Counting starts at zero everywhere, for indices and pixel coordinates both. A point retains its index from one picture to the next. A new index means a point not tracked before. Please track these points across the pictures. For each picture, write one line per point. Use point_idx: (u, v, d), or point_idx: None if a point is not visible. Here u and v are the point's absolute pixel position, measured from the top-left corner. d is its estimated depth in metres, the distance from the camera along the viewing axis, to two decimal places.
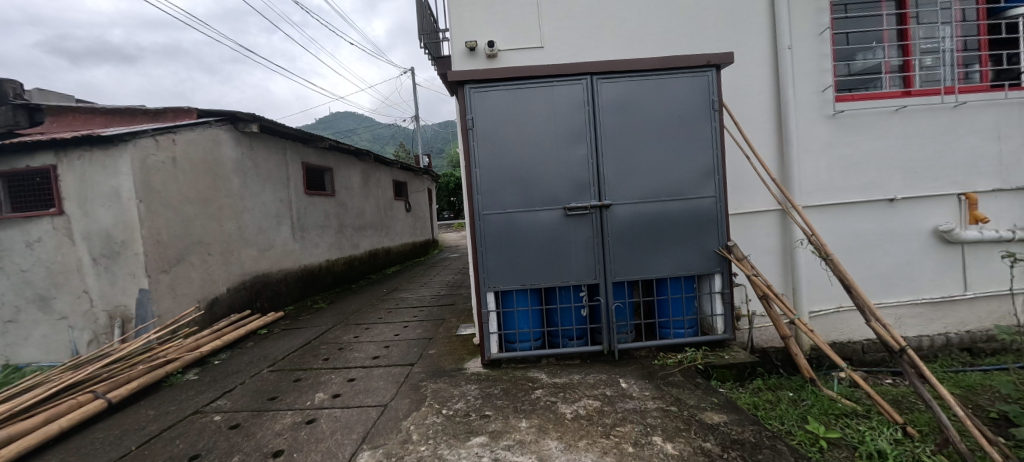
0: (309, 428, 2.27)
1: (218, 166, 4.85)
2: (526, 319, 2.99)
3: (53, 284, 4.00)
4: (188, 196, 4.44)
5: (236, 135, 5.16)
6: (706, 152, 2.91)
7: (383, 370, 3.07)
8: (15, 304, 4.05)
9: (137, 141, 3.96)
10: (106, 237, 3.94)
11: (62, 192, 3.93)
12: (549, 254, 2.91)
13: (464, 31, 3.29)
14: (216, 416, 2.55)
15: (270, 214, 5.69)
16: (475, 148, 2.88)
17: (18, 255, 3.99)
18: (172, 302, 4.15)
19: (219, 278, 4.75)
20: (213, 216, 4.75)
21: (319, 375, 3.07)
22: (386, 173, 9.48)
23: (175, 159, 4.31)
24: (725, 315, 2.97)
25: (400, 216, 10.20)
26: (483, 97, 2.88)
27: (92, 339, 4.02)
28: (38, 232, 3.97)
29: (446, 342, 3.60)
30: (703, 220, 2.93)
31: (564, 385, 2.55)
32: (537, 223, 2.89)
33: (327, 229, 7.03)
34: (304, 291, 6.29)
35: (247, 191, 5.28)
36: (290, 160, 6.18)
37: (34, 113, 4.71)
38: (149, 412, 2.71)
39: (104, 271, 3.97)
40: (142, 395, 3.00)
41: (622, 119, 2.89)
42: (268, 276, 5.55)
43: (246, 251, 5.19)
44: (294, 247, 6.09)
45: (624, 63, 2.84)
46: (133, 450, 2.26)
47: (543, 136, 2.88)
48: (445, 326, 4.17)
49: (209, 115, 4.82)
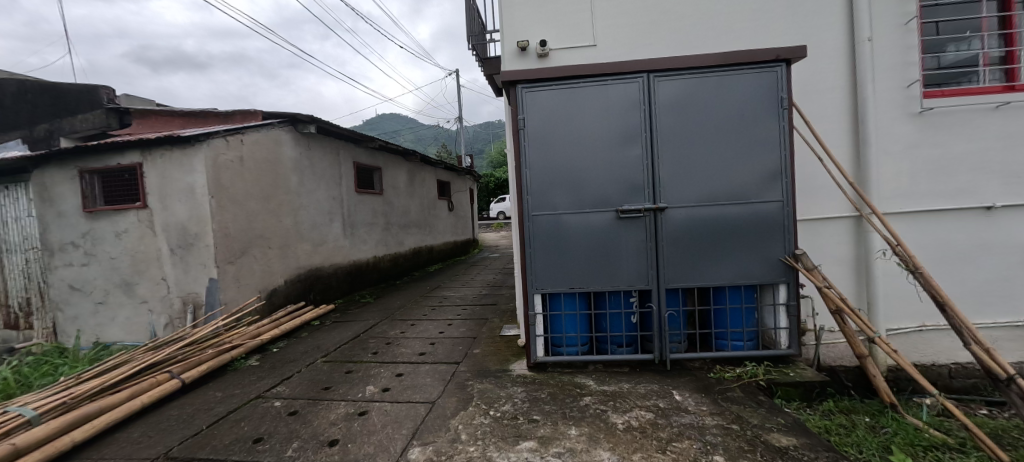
0: (361, 420, 2.33)
1: (278, 164, 5.13)
2: (574, 323, 2.92)
3: (136, 272, 4.40)
4: (251, 192, 4.74)
5: (295, 135, 5.45)
6: (771, 153, 2.71)
7: (429, 366, 3.11)
8: (104, 288, 4.48)
9: (211, 142, 4.28)
10: (181, 229, 4.29)
11: (146, 188, 4.31)
12: (598, 257, 2.83)
13: (516, 32, 3.29)
14: (276, 402, 2.68)
15: (323, 211, 5.96)
16: (525, 148, 2.86)
17: (108, 243, 4.43)
18: (237, 292, 4.45)
19: (277, 271, 5.03)
20: (273, 211, 5.03)
21: (369, 368, 3.15)
22: (430, 173, 9.69)
23: (242, 157, 4.63)
24: (790, 329, 2.76)
25: (443, 215, 10.41)
26: (534, 96, 2.85)
27: (167, 322, 4.38)
28: (125, 224, 4.39)
29: (490, 343, 3.60)
30: (767, 225, 2.73)
31: (613, 394, 2.45)
32: (588, 226, 2.82)
33: (375, 226, 7.27)
34: (352, 286, 6.55)
35: (304, 189, 5.56)
36: (342, 160, 6.45)
37: (123, 115, 5.28)
38: (216, 394, 2.90)
39: (179, 260, 4.31)
40: (210, 378, 3.22)
41: (679, 119, 2.76)
42: (321, 270, 5.81)
43: (301, 245, 5.46)
44: (343, 243, 6.34)
45: (682, 60, 2.72)
46: (205, 428, 2.42)
47: (594, 136, 2.81)
48: (488, 326, 4.17)
49: (271, 116, 5.14)
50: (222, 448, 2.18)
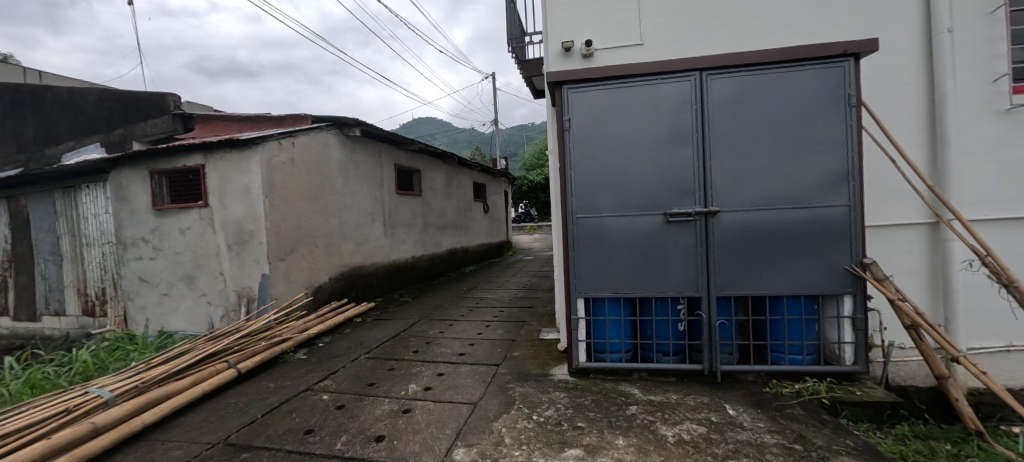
0: (405, 418, 2.36)
1: (325, 166, 5.35)
2: (618, 329, 2.84)
3: (197, 266, 4.70)
4: (301, 193, 4.96)
5: (342, 138, 5.67)
6: (836, 154, 2.53)
7: (469, 367, 3.12)
8: (169, 280, 4.82)
9: (266, 144, 4.52)
10: (238, 227, 4.54)
11: (208, 188, 4.60)
12: (644, 261, 2.74)
13: (561, 32, 3.25)
14: (324, 395, 2.77)
15: (366, 211, 6.14)
16: (569, 149, 2.82)
17: (174, 239, 4.76)
18: (286, 288, 4.66)
19: (323, 269, 5.23)
20: (320, 211, 5.24)
21: (410, 366, 3.20)
22: (467, 175, 9.80)
23: (293, 159, 4.86)
24: (855, 344, 2.55)
25: (478, 217, 10.50)
26: (580, 97, 2.81)
27: (224, 314, 4.65)
28: (188, 221, 4.70)
29: (529, 346, 3.56)
30: (831, 232, 2.54)
31: (661, 404, 2.36)
32: (633, 230, 2.74)
33: (413, 227, 7.43)
34: (391, 285, 6.70)
35: (348, 190, 5.76)
36: (385, 162, 6.63)
37: (188, 121, 5.72)
38: (269, 385, 3.04)
39: (235, 256, 4.57)
40: (263, 369, 3.39)
41: (733, 118, 2.63)
42: (362, 268, 6.00)
43: (345, 244, 5.65)
44: (384, 243, 6.51)
45: (737, 57, 2.59)
46: (260, 417, 2.53)
47: (642, 137, 2.73)
48: (526, 329, 4.14)
49: (320, 120, 5.37)
50: (276, 438, 2.27)
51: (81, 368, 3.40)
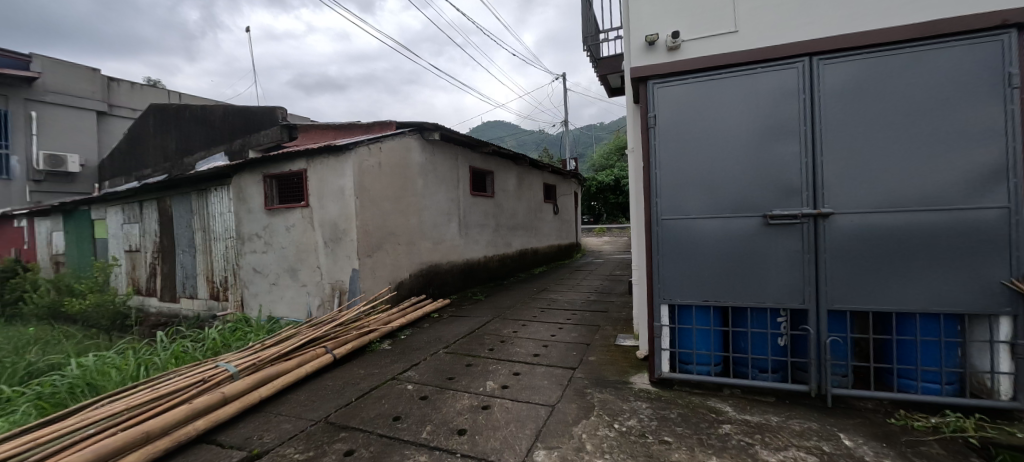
0: (485, 414, 2.41)
1: (408, 169, 5.69)
2: (707, 339, 2.64)
3: (299, 260, 5.25)
4: (386, 194, 5.32)
5: (422, 142, 5.99)
6: (990, 145, 2.10)
7: (544, 369, 3.11)
8: (277, 272, 5.44)
9: (357, 150, 4.92)
10: (333, 226, 4.99)
11: (309, 190, 5.13)
12: (739, 267, 2.51)
13: (642, 27, 2.82)
14: (409, 385, 2.93)
15: (443, 212, 6.42)
16: (654, 147, 2.68)
17: (281, 235, 5.37)
18: (372, 282, 5.03)
19: (404, 265, 5.56)
20: (402, 211, 5.58)
21: (487, 364, 3.27)
22: (538, 177, 9.83)
23: (380, 163, 5.24)
24: (1016, 376, 2.11)
25: (548, 218, 10.49)
26: (667, 92, 2.68)
27: (320, 304, 5.13)
28: (293, 220, 5.27)
29: (606, 351, 3.46)
30: (983, 238, 2.11)
31: (759, 426, 2.14)
32: (726, 232, 2.53)
33: (486, 227, 7.61)
34: (464, 283, 6.93)
35: (427, 191, 6.06)
36: (460, 164, 6.88)
37: (292, 130, 6.42)
38: (360, 371, 3.29)
39: (330, 252, 5.03)
40: (354, 355, 3.70)
41: (849, 108, 2.32)
42: (439, 266, 6.27)
43: (424, 243, 5.95)
44: (459, 243, 6.75)
45: (856, 38, 2.30)
46: (354, 400, 2.75)
47: (737, 131, 2.51)
48: (601, 334, 4.02)
49: (404, 126, 5.73)
50: (368, 421, 2.43)
51: (211, 344, 3.95)
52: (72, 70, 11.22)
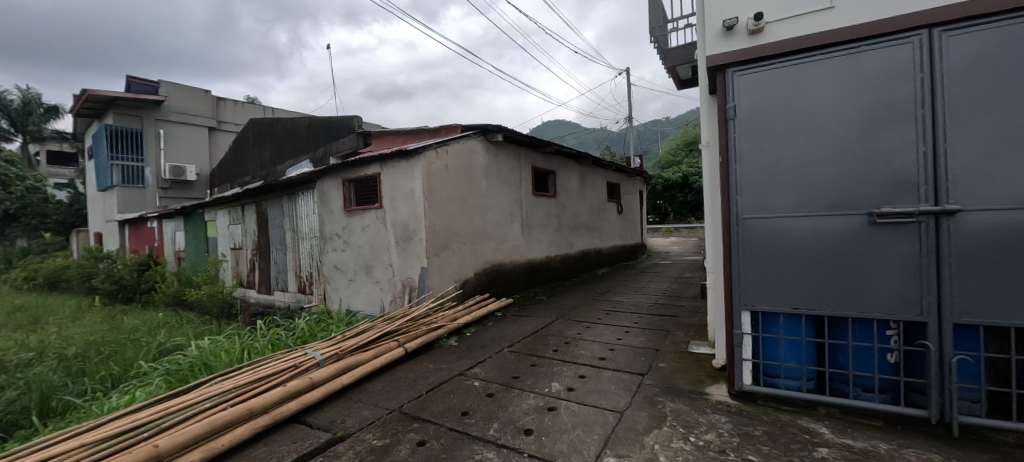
0: (551, 415, 2.39)
1: (472, 170, 5.84)
2: (797, 351, 2.39)
3: (374, 258, 5.62)
4: (452, 196, 5.51)
5: (486, 144, 6.12)
6: None
7: (611, 373, 3.02)
8: (354, 269, 5.87)
9: (426, 153, 5.14)
10: (404, 226, 5.28)
11: (382, 192, 5.46)
12: (836, 271, 2.24)
13: (720, 10, 2.62)
14: (476, 382, 3.00)
15: (506, 212, 6.50)
16: (734, 140, 2.48)
17: (358, 235, 5.79)
18: (439, 280, 5.23)
19: (469, 264, 5.72)
20: (467, 211, 5.74)
21: (552, 365, 3.24)
22: (601, 175, 9.58)
23: (447, 165, 5.43)
24: None
25: (611, 217, 10.19)
26: (749, 79, 2.47)
27: (392, 299, 5.44)
28: (368, 220, 5.65)
29: (677, 358, 3.27)
30: None
31: (864, 453, 1.89)
32: (820, 232, 2.27)
33: (548, 227, 7.58)
34: (527, 282, 6.96)
35: (491, 192, 6.17)
36: (523, 165, 6.92)
37: (367, 137, 6.90)
38: (429, 365, 3.44)
39: (402, 250, 5.31)
40: (424, 350, 3.87)
41: (983, 85, 1.96)
42: (502, 265, 6.36)
43: (488, 242, 6.07)
44: (521, 242, 6.80)
45: (992, 3, 1.93)
46: (425, 393, 2.87)
47: (835, 120, 2.24)
48: (671, 339, 3.81)
49: (468, 128, 5.89)
50: (438, 414, 2.53)
51: (300, 333, 4.36)
52: (189, 93, 13.04)
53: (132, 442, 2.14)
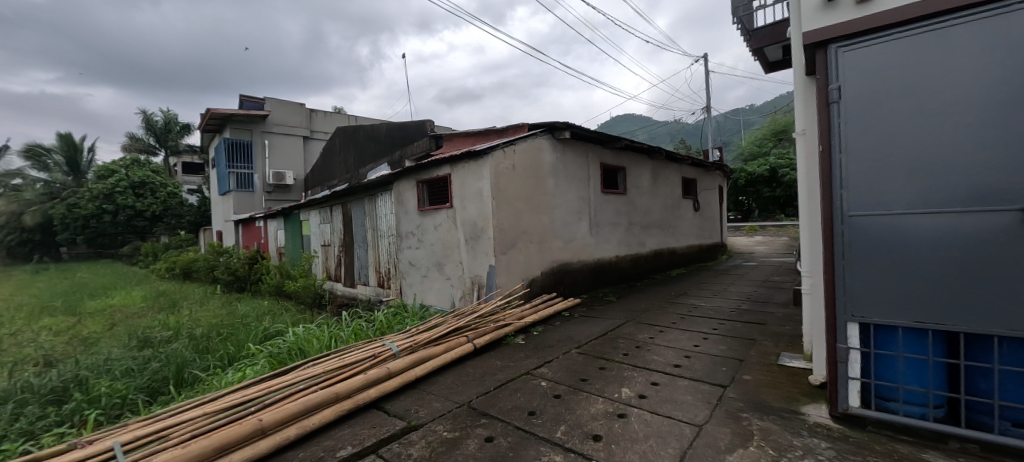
0: (621, 423, 2.29)
1: (539, 169, 5.82)
2: (920, 372, 2.04)
3: (445, 256, 5.85)
4: (519, 194, 5.54)
5: (553, 142, 6.06)
6: None
7: (688, 382, 2.82)
8: (427, 265, 6.17)
9: (494, 153, 5.23)
10: (473, 225, 5.42)
11: (453, 192, 5.66)
12: (977, 280, 1.85)
13: None
14: (543, 382, 2.98)
15: (573, 210, 6.39)
16: (838, 126, 2.18)
17: (430, 233, 6.07)
18: (507, 278, 5.29)
19: (536, 263, 5.72)
20: (534, 210, 5.74)
21: (622, 369, 3.11)
22: (675, 171, 9.03)
23: (514, 164, 5.47)
24: None
25: (687, 215, 9.57)
26: (857, 55, 2.14)
27: (462, 295, 5.63)
28: (439, 220, 5.90)
29: (765, 371, 2.96)
30: None
31: None
32: (954, 232, 1.89)
33: (618, 226, 7.32)
34: (595, 283, 6.79)
35: (558, 190, 6.10)
36: (591, 162, 6.75)
37: (438, 140, 7.20)
38: (497, 362, 3.50)
39: (471, 249, 5.47)
40: (491, 347, 3.95)
41: None
42: (569, 265, 6.27)
43: (555, 241, 6.02)
44: (589, 241, 6.64)
45: None
46: (493, 389, 2.91)
47: (976, 96, 1.85)
48: (758, 350, 3.46)
49: (535, 127, 5.88)
50: (506, 412, 2.55)
51: (379, 325, 4.69)
52: (287, 106, 14.66)
53: (243, 414, 2.45)
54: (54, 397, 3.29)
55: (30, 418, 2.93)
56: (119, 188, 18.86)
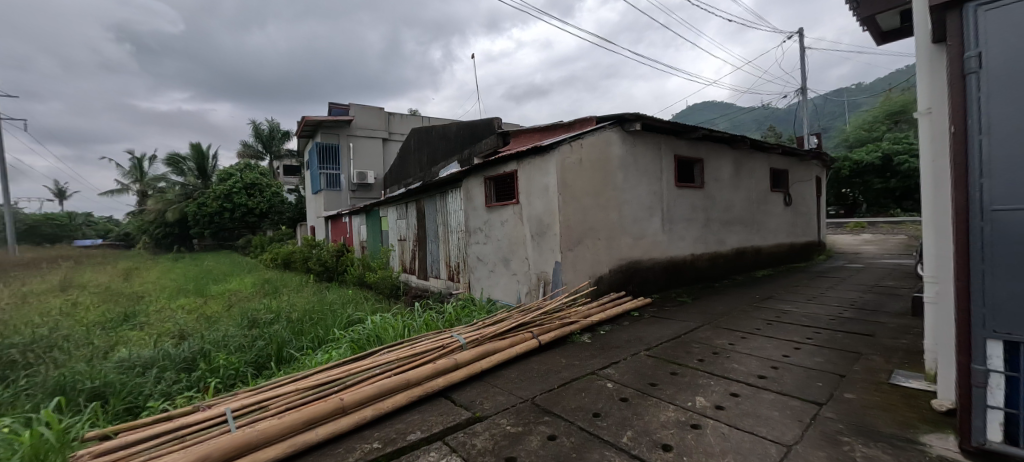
0: (695, 434, 2.13)
1: (607, 163, 5.62)
2: None
3: (511, 251, 5.92)
4: (587, 190, 5.41)
5: (622, 134, 5.82)
6: None
7: (774, 396, 2.54)
8: (494, 260, 6.28)
9: (560, 148, 5.15)
10: (539, 221, 5.40)
11: (519, 188, 5.69)
12: None
13: None
14: (609, 383, 2.88)
15: (644, 206, 6.09)
16: (977, 101, 1.79)
17: (497, 229, 6.17)
18: (573, 275, 5.21)
19: (604, 260, 5.55)
20: (602, 206, 5.57)
21: (696, 376, 2.90)
22: (762, 162, 8.20)
23: (581, 159, 5.35)
24: None
25: (776, 211, 8.65)
26: (1005, 14, 1.73)
27: (528, 291, 5.65)
28: (506, 216, 5.97)
29: (873, 390, 2.57)
30: None
31: None
32: None
33: (694, 222, 6.84)
34: (668, 282, 6.42)
35: (628, 184, 5.85)
36: (664, 154, 6.37)
37: (505, 136, 7.28)
38: (561, 360, 3.45)
39: (537, 244, 5.46)
40: (556, 344, 3.91)
41: None
42: (640, 263, 6.00)
43: (624, 238, 5.80)
44: (662, 239, 6.29)
45: None
46: (557, 387, 2.88)
47: None
48: (863, 365, 3.02)
49: (604, 119, 5.68)
50: (569, 411, 2.50)
51: (448, 317, 4.88)
52: (368, 111, 15.82)
53: (329, 392, 2.70)
54: (185, 365, 3.90)
55: (168, 382, 3.50)
56: (235, 189, 21.80)
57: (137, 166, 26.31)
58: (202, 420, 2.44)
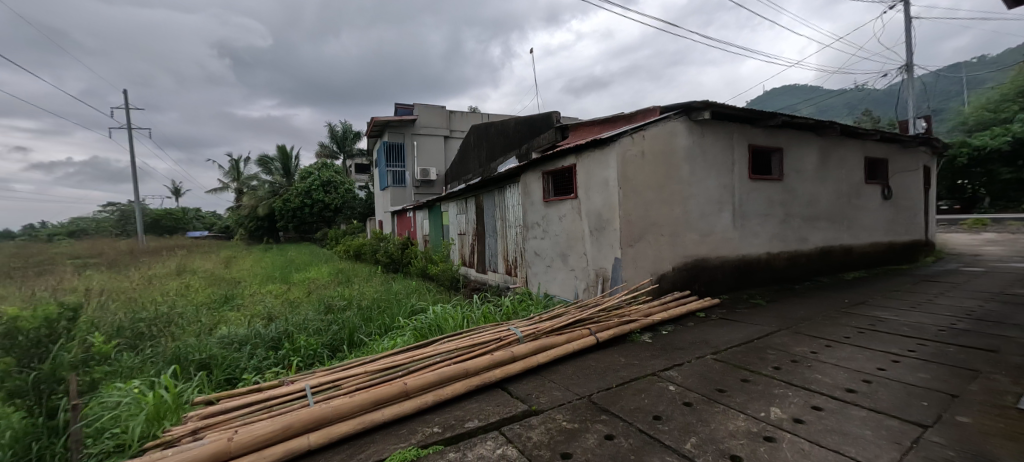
0: (767, 447, 1.97)
1: (672, 155, 5.34)
2: None
3: (569, 246, 5.85)
4: (649, 183, 5.18)
5: (689, 124, 5.48)
6: None
7: (865, 413, 2.27)
8: (551, 255, 6.25)
9: (621, 140, 4.98)
10: (598, 216, 5.28)
11: (577, 182, 5.60)
12: None
13: None
14: (671, 386, 2.75)
15: (713, 200, 5.70)
16: None
17: (555, 224, 6.13)
18: (634, 272, 5.03)
19: (667, 257, 5.30)
20: (666, 200, 5.30)
21: (771, 385, 2.67)
22: (855, 150, 7.30)
23: (643, 151, 5.12)
24: None
25: (872, 206, 7.66)
26: None
27: (586, 287, 5.56)
28: (564, 210, 5.90)
29: (995, 415, 2.19)
30: None
31: None
32: None
33: (770, 218, 6.28)
34: (739, 282, 5.97)
35: (695, 177, 5.52)
36: (737, 144, 5.91)
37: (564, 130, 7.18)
38: (620, 359, 3.36)
39: (596, 240, 5.34)
40: (614, 342, 3.80)
41: None
42: (707, 260, 5.64)
43: (690, 234, 5.48)
44: (733, 235, 5.85)
45: None
46: (615, 386, 2.80)
47: None
48: (982, 385, 2.59)
49: (669, 109, 5.39)
50: (628, 412, 2.42)
51: (506, 310, 4.95)
52: (431, 110, 16.44)
53: (394, 375, 2.87)
54: (273, 344, 4.35)
55: (259, 358, 3.94)
56: (314, 186, 23.83)
57: (235, 167, 29.71)
58: (286, 393, 2.71)
